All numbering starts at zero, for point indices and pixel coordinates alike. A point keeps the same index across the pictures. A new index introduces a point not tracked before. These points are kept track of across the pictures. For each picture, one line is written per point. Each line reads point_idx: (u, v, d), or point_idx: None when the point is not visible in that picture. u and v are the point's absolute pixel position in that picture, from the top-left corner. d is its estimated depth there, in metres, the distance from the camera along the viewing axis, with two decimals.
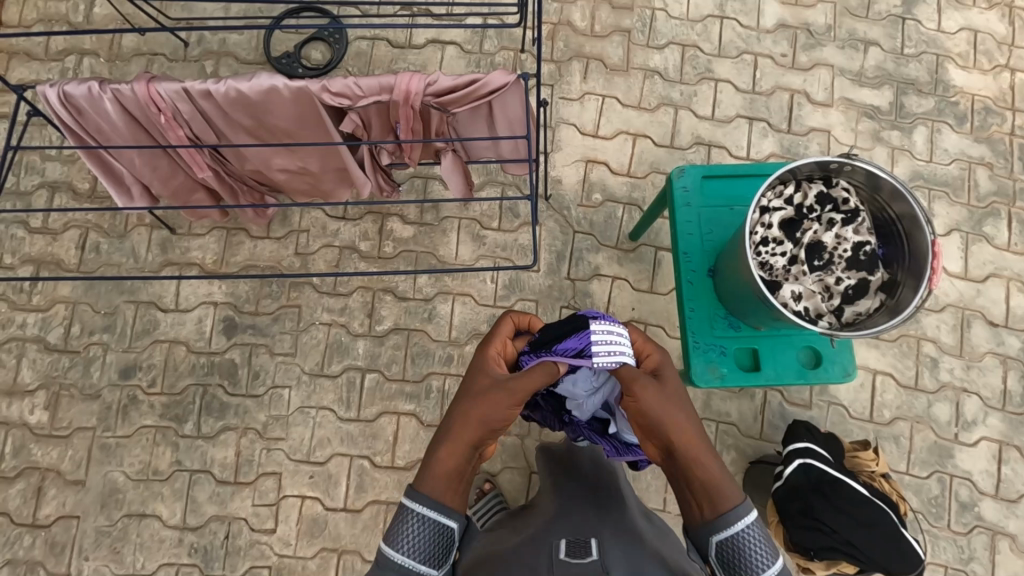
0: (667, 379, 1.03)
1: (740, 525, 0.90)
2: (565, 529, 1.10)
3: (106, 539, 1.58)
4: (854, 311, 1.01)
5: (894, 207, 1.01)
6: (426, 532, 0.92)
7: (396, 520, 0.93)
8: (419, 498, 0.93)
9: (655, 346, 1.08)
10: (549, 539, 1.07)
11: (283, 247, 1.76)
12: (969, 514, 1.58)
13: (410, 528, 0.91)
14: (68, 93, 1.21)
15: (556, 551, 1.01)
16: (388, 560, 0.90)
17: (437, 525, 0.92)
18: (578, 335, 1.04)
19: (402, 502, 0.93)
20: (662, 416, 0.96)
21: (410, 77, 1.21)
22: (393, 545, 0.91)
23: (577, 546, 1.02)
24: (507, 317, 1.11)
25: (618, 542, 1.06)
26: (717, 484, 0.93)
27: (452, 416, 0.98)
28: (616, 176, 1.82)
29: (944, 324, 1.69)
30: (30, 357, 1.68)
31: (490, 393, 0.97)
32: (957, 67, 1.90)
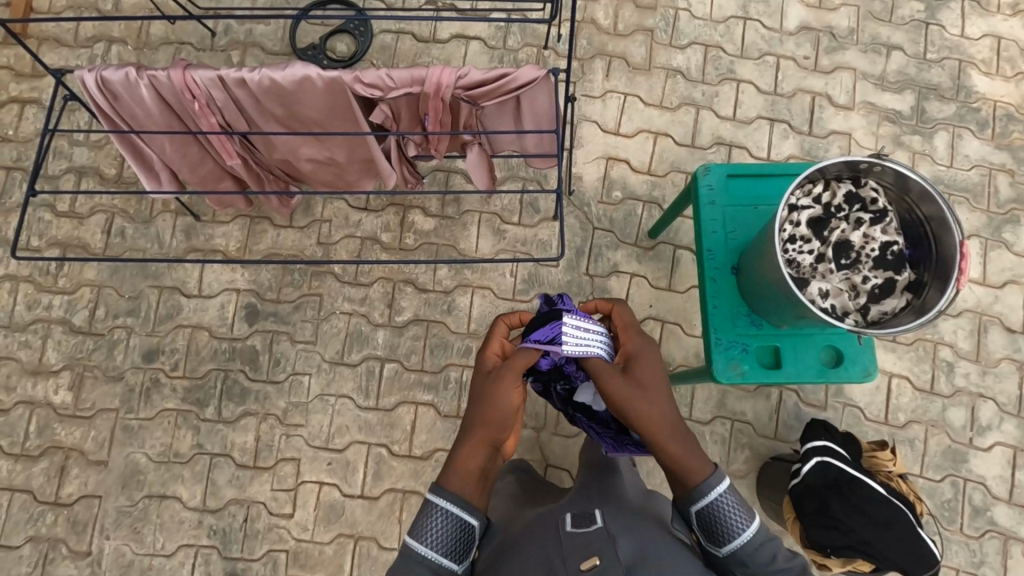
0: (643, 365, 1.03)
1: (712, 496, 0.94)
2: (571, 504, 1.12)
3: (127, 519, 1.60)
4: (879, 310, 1.02)
5: (922, 209, 1.01)
6: (449, 526, 0.92)
7: (420, 515, 0.93)
8: (443, 493, 0.93)
9: (635, 333, 1.08)
10: (553, 514, 1.09)
11: (305, 237, 1.78)
12: (981, 519, 1.59)
13: (436, 524, 0.91)
14: (105, 78, 1.23)
15: (561, 525, 1.04)
16: (414, 553, 0.90)
17: (460, 521, 0.92)
18: (550, 325, 1.04)
19: (427, 497, 0.94)
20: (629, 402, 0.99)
21: (441, 70, 1.23)
22: (418, 539, 0.91)
23: (582, 518, 1.05)
24: (500, 321, 1.11)
25: (620, 511, 1.09)
26: (685, 463, 0.96)
27: (467, 418, 1.00)
28: (636, 174, 1.83)
29: (961, 330, 1.70)
30: (56, 338, 1.71)
31: (496, 386, 0.99)
32: (980, 73, 1.90)
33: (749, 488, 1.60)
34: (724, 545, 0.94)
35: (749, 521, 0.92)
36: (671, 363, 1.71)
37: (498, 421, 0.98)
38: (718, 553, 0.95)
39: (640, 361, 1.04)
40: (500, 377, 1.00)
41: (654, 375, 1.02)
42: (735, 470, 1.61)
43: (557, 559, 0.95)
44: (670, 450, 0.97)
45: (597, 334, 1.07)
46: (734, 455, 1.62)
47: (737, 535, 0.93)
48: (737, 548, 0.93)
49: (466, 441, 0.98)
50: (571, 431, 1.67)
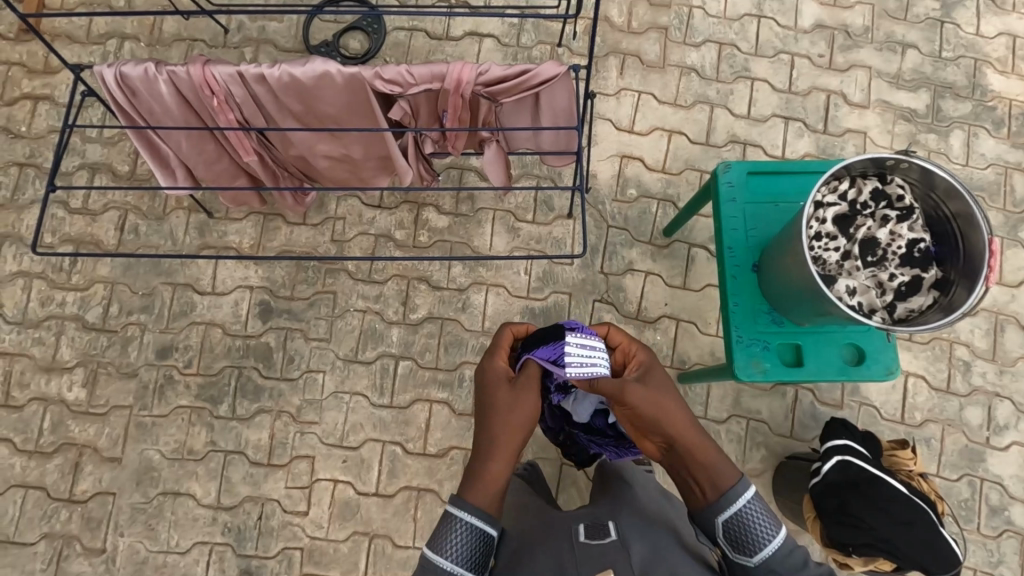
0: (656, 377, 1.02)
1: (740, 503, 0.95)
2: (584, 515, 1.12)
3: (142, 516, 1.60)
4: (906, 308, 1.01)
5: (949, 205, 1.00)
6: (470, 538, 0.95)
7: (439, 528, 0.96)
8: (465, 507, 0.96)
9: (640, 345, 1.08)
10: (566, 523, 1.09)
11: (319, 234, 1.78)
12: (999, 518, 1.58)
13: (456, 537, 0.94)
14: (124, 73, 1.23)
15: (574, 535, 1.03)
16: (436, 567, 0.93)
17: (481, 532, 0.95)
18: (552, 345, 1.02)
19: (448, 511, 0.96)
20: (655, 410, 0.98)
21: (462, 66, 1.22)
22: (439, 552, 0.93)
23: (596, 529, 1.04)
24: (505, 329, 1.09)
25: (634, 516, 1.08)
26: (716, 466, 0.97)
27: (484, 429, 1.01)
28: (651, 172, 1.82)
29: (977, 329, 1.69)
30: (69, 335, 1.71)
31: (519, 401, 1.00)
32: (995, 71, 1.90)
33: (765, 487, 1.59)
34: (754, 555, 0.94)
35: (778, 528, 0.93)
36: (686, 362, 1.70)
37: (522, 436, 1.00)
38: (747, 564, 0.95)
39: (653, 373, 1.03)
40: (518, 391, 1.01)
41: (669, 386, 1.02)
42: (751, 469, 1.61)
43: (570, 566, 0.95)
44: (700, 454, 0.98)
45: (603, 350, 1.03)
46: (750, 453, 1.62)
47: (764, 545, 0.93)
48: (768, 557, 0.93)
49: (491, 455, 0.99)
50: None
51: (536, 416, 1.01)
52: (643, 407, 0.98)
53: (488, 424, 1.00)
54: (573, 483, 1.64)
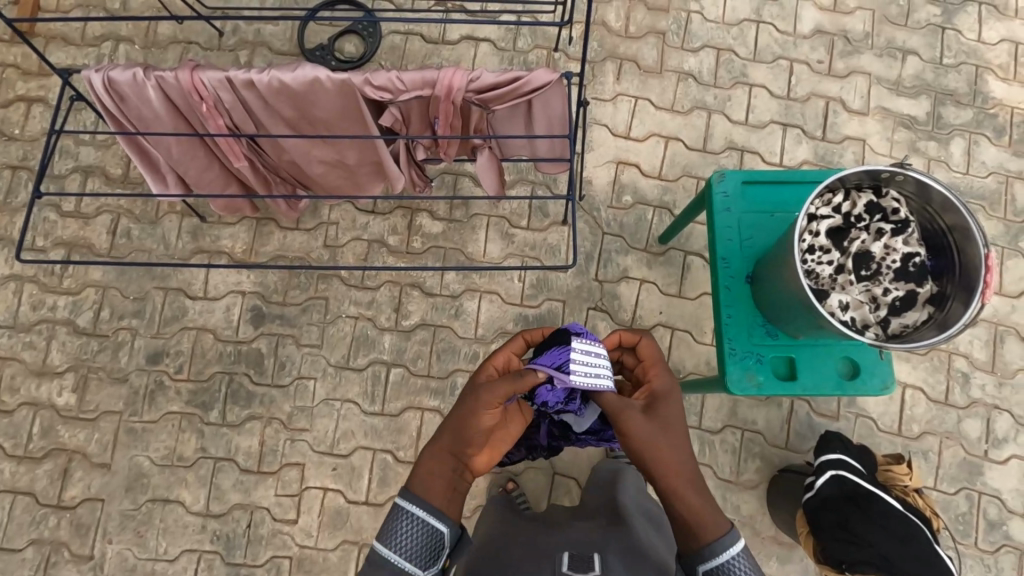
0: (668, 406, 1.01)
1: (724, 556, 0.91)
2: (571, 545, 1.09)
3: (131, 523, 1.59)
4: (900, 323, 0.99)
5: (945, 218, 0.98)
6: (416, 531, 0.92)
7: (387, 519, 0.94)
8: (410, 498, 0.94)
9: (663, 370, 1.06)
10: (551, 554, 1.05)
11: (312, 239, 1.76)
12: (997, 533, 1.56)
13: (402, 529, 0.91)
14: (113, 78, 1.21)
15: (558, 565, 0.99)
16: (378, 556, 0.90)
17: (426, 526, 0.92)
18: (558, 350, 1.02)
19: (395, 503, 0.95)
20: (649, 441, 0.97)
21: (453, 72, 1.21)
22: (385, 543, 0.90)
23: (579, 560, 1.01)
24: (517, 334, 1.12)
25: (625, 553, 1.05)
26: (701, 514, 0.93)
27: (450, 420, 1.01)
28: (647, 179, 1.81)
29: (977, 340, 1.67)
30: (61, 339, 1.70)
31: (472, 398, 0.98)
32: (997, 78, 1.87)
33: (759, 499, 1.58)
34: None
35: None
36: (681, 371, 1.69)
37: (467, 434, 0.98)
38: None
39: (663, 400, 1.02)
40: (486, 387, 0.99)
41: (675, 419, 1.01)
42: (745, 480, 1.59)
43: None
44: (686, 499, 0.95)
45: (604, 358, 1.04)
46: (745, 464, 1.60)
47: None
48: None
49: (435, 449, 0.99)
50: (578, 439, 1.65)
51: (490, 418, 0.98)
52: (636, 436, 0.97)
53: (450, 419, 1.01)
54: (566, 491, 1.63)
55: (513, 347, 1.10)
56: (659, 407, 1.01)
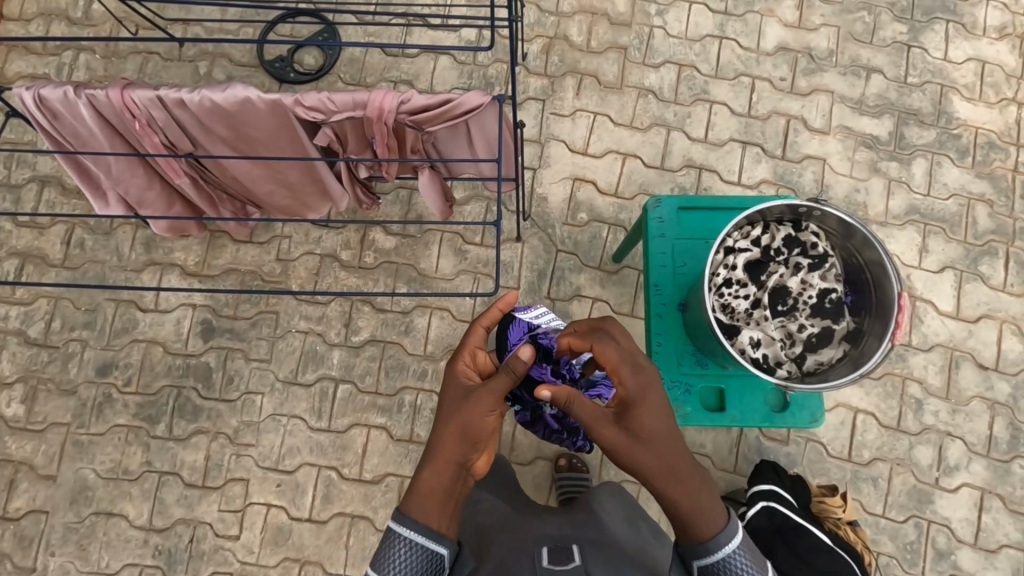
0: (643, 412, 0.89)
1: (719, 555, 0.88)
2: (548, 538, 1.08)
3: (74, 536, 1.59)
4: (815, 360, 1.01)
5: (863, 254, 1.00)
6: (414, 558, 0.89)
7: (382, 545, 0.90)
8: (407, 523, 0.89)
9: (630, 371, 0.92)
10: (530, 545, 1.06)
11: (265, 253, 1.76)
12: (945, 562, 1.54)
13: (399, 556, 0.89)
14: (43, 96, 1.17)
15: (536, 559, 1.00)
16: None
17: (426, 551, 0.89)
18: (513, 328, 1.09)
19: (389, 528, 0.90)
20: (630, 452, 0.88)
21: (384, 94, 1.18)
22: (380, 572, 0.88)
23: (559, 553, 1.01)
24: (477, 326, 1.06)
25: (604, 550, 1.05)
26: (699, 512, 0.88)
27: (435, 432, 0.93)
28: (603, 196, 1.79)
29: (932, 365, 1.65)
30: (11, 349, 1.70)
31: (467, 405, 0.92)
32: (963, 98, 1.85)
33: None
34: None
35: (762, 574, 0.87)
36: None
37: (469, 447, 0.91)
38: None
39: (637, 406, 0.89)
40: (474, 397, 0.92)
41: (659, 423, 0.89)
42: None
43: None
44: (689, 500, 0.88)
45: (547, 313, 1.17)
46: None
47: None
48: None
49: (428, 466, 0.91)
50: (526, 458, 1.63)
51: (490, 425, 0.92)
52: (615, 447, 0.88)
53: (433, 433, 0.94)
54: None
55: (476, 342, 1.05)
56: (637, 416, 0.89)
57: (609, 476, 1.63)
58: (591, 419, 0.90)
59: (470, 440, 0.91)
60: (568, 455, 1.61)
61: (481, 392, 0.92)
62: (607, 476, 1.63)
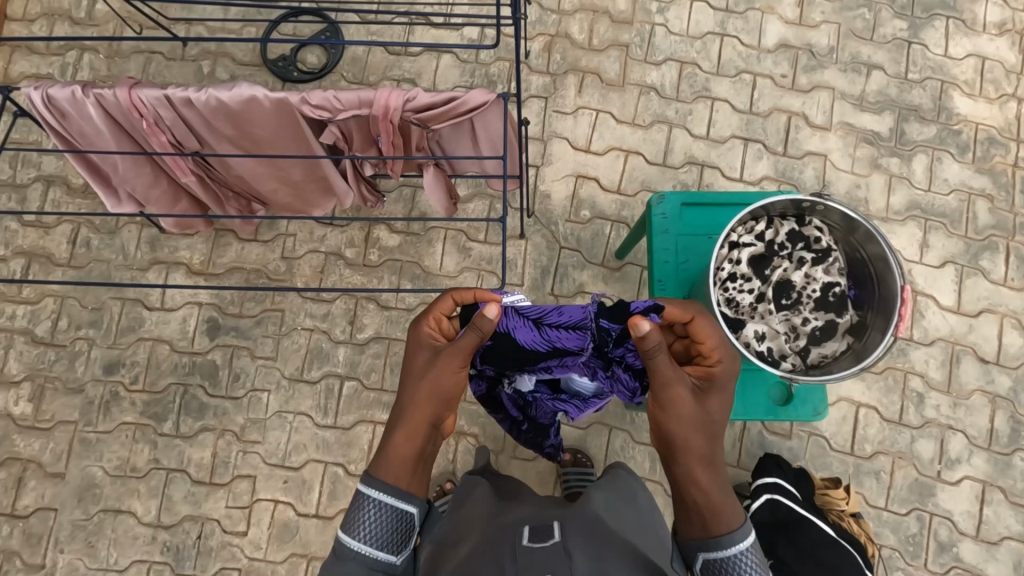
0: (720, 393, 0.92)
1: (731, 551, 0.87)
2: (531, 516, 1.10)
3: (82, 533, 1.60)
4: (819, 353, 1.02)
5: (867, 248, 1.01)
6: (385, 519, 0.90)
7: (352, 508, 0.91)
8: (374, 484, 0.90)
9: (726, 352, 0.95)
10: (512, 524, 1.07)
11: (269, 251, 1.77)
12: (947, 555, 1.55)
13: (367, 516, 0.89)
14: (51, 95, 1.18)
15: (517, 538, 1.01)
16: (347, 550, 0.88)
17: (396, 512, 0.90)
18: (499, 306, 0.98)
19: (359, 490, 0.91)
20: (686, 423, 0.90)
21: (389, 92, 1.18)
22: (348, 533, 0.89)
23: (540, 531, 1.02)
24: (444, 293, 0.99)
25: (582, 524, 1.06)
26: (720, 507, 0.89)
27: (405, 395, 0.94)
28: (606, 193, 1.80)
29: (933, 359, 1.66)
30: (18, 348, 1.71)
31: (437, 368, 0.93)
32: (963, 94, 1.86)
33: None
34: None
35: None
36: None
37: (438, 408, 0.93)
38: None
39: (719, 383, 0.93)
40: (443, 361, 0.93)
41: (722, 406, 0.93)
42: None
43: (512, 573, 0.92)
44: (715, 491, 0.89)
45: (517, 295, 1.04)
46: None
47: None
48: None
49: (398, 429, 0.93)
50: (529, 453, 1.64)
51: (458, 386, 0.94)
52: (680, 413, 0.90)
53: (403, 398, 0.94)
54: None
55: (444, 307, 1.00)
56: (713, 394, 0.92)
57: None
58: (673, 378, 0.89)
59: (439, 401, 0.93)
60: (572, 451, 1.62)
61: (448, 355, 0.93)
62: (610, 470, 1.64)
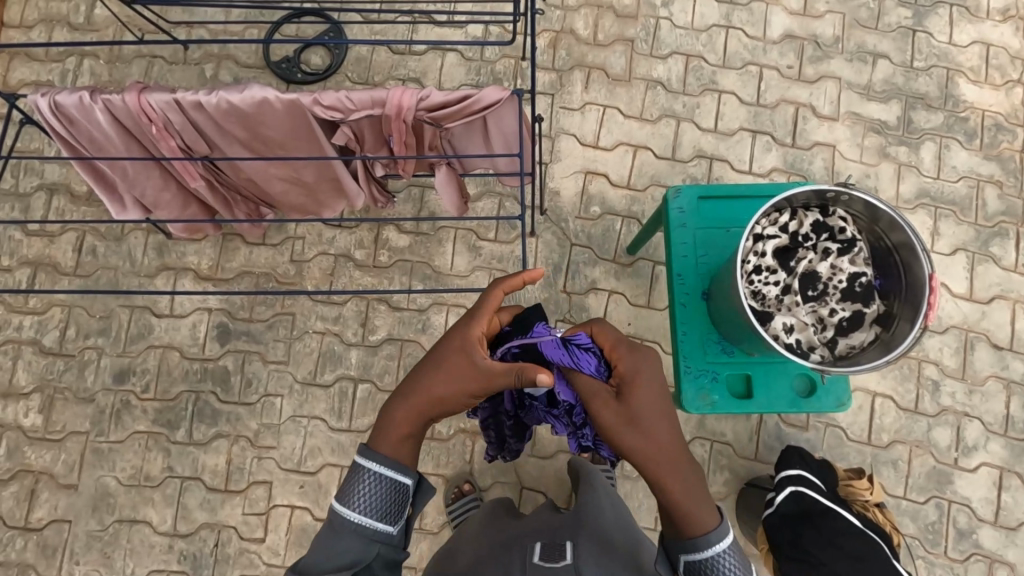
0: (638, 390, 0.93)
1: (708, 553, 0.89)
2: (543, 533, 1.07)
3: (97, 544, 1.58)
4: (846, 344, 1.02)
5: (892, 237, 1.01)
6: (381, 489, 0.91)
7: (348, 480, 0.92)
8: (374, 458, 0.92)
9: (626, 351, 0.96)
10: (524, 542, 1.05)
11: (278, 254, 1.75)
12: (967, 542, 1.56)
13: (366, 487, 0.90)
14: (58, 102, 1.16)
15: (528, 556, 0.98)
16: (345, 521, 0.88)
17: (392, 482, 0.91)
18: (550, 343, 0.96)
19: (357, 463, 0.92)
20: (627, 434, 0.91)
21: (402, 91, 1.16)
22: (346, 504, 0.89)
23: (552, 549, 0.99)
24: (500, 286, 0.99)
25: (595, 542, 1.03)
26: (691, 509, 0.90)
27: (424, 382, 0.95)
28: (616, 189, 1.79)
29: (947, 347, 1.66)
30: (26, 359, 1.69)
31: (464, 373, 0.94)
32: (969, 81, 1.86)
33: (728, 510, 1.56)
34: None
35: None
36: None
37: (445, 409, 0.96)
38: None
39: (635, 384, 0.93)
40: (475, 374, 0.93)
41: (649, 403, 0.93)
42: (714, 492, 1.57)
43: None
44: (681, 493, 0.90)
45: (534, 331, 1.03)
46: (713, 476, 1.58)
47: None
48: None
49: (404, 408, 0.95)
50: (545, 452, 1.64)
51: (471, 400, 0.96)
52: (610, 429, 0.92)
53: (421, 378, 0.96)
54: (534, 502, 1.61)
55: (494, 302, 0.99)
56: (630, 397, 0.93)
57: (631, 467, 1.63)
58: (590, 401, 0.94)
59: (452, 404, 0.95)
60: None
61: (485, 366, 0.93)
62: (628, 467, 1.63)
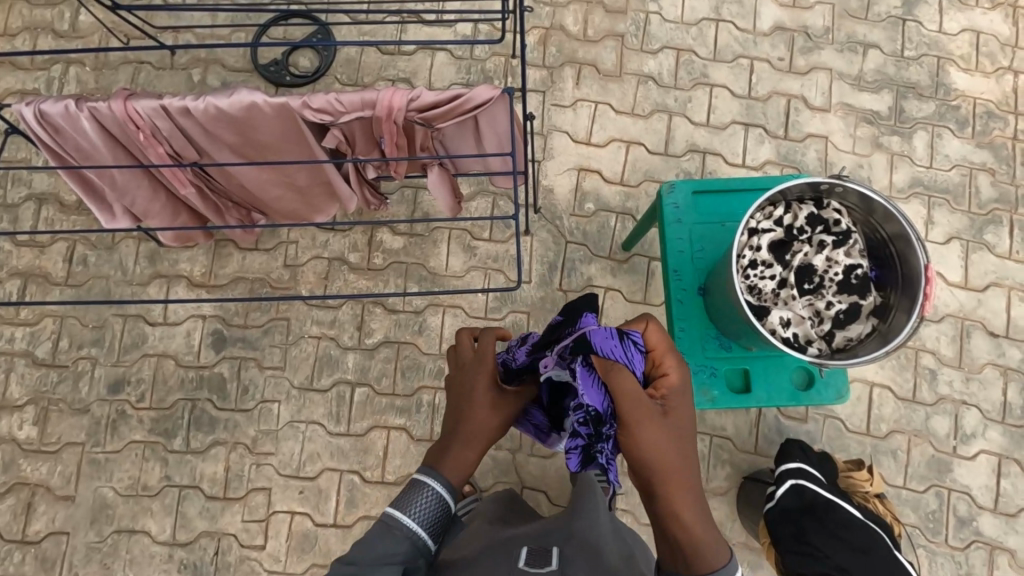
0: (678, 408, 0.92)
1: None
2: (531, 537, 1.07)
3: (97, 555, 1.57)
4: (844, 336, 1.02)
5: (887, 228, 1.01)
6: (437, 507, 0.96)
7: (406, 491, 0.97)
8: (444, 481, 0.98)
9: (675, 363, 0.95)
10: (512, 544, 1.05)
11: (272, 259, 1.74)
12: (967, 529, 1.56)
13: (426, 501, 0.95)
14: (43, 111, 1.15)
15: (515, 560, 0.99)
16: (401, 525, 0.92)
17: (448, 503, 0.97)
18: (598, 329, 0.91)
19: (424, 480, 0.97)
20: (658, 451, 0.88)
21: (392, 92, 1.15)
22: (406, 510, 0.94)
23: (538, 555, 1.00)
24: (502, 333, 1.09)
25: (584, 549, 1.02)
26: (702, 543, 0.87)
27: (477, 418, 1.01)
28: (610, 185, 1.78)
29: (943, 335, 1.66)
30: (19, 371, 1.67)
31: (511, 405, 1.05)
32: (959, 69, 1.86)
33: (729, 505, 1.56)
34: None
35: None
36: None
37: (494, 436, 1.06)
38: None
39: (675, 400, 0.92)
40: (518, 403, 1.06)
41: (680, 423, 0.92)
42: (715, 487, 1.57)
43: None
44: (693, 524, 0.87)
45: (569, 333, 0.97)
46: (714, 471, 1.58)
47: None
48: None
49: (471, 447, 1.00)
50: (545, 451, 1.63)
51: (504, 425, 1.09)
52: (644, 441, 0.87)
53: (475, 416, 1.01)
54: (534, 501, 1.61)
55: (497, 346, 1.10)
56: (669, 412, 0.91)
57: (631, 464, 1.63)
58: (636, 405, 0.88)
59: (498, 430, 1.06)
60: None
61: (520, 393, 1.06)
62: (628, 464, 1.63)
